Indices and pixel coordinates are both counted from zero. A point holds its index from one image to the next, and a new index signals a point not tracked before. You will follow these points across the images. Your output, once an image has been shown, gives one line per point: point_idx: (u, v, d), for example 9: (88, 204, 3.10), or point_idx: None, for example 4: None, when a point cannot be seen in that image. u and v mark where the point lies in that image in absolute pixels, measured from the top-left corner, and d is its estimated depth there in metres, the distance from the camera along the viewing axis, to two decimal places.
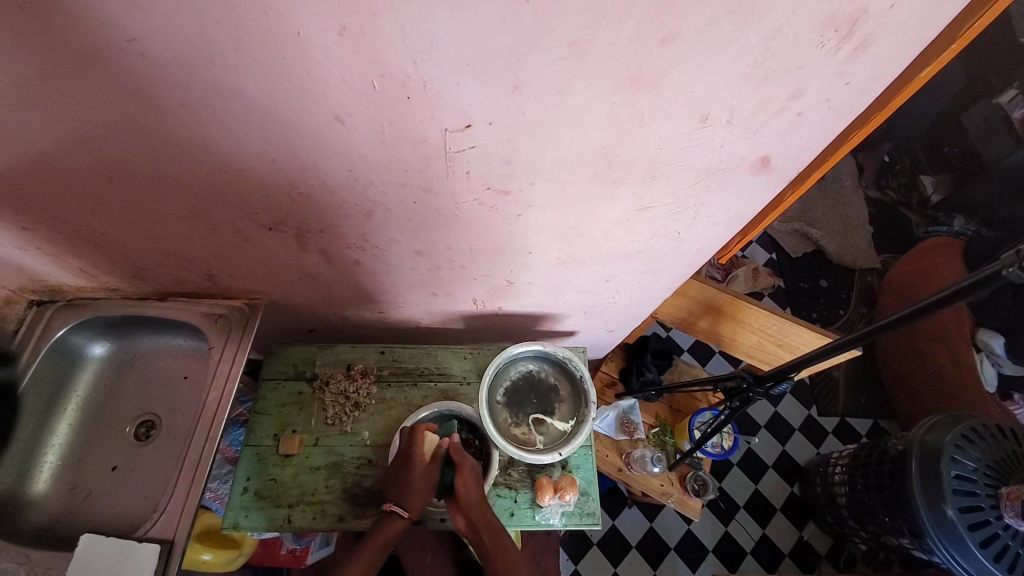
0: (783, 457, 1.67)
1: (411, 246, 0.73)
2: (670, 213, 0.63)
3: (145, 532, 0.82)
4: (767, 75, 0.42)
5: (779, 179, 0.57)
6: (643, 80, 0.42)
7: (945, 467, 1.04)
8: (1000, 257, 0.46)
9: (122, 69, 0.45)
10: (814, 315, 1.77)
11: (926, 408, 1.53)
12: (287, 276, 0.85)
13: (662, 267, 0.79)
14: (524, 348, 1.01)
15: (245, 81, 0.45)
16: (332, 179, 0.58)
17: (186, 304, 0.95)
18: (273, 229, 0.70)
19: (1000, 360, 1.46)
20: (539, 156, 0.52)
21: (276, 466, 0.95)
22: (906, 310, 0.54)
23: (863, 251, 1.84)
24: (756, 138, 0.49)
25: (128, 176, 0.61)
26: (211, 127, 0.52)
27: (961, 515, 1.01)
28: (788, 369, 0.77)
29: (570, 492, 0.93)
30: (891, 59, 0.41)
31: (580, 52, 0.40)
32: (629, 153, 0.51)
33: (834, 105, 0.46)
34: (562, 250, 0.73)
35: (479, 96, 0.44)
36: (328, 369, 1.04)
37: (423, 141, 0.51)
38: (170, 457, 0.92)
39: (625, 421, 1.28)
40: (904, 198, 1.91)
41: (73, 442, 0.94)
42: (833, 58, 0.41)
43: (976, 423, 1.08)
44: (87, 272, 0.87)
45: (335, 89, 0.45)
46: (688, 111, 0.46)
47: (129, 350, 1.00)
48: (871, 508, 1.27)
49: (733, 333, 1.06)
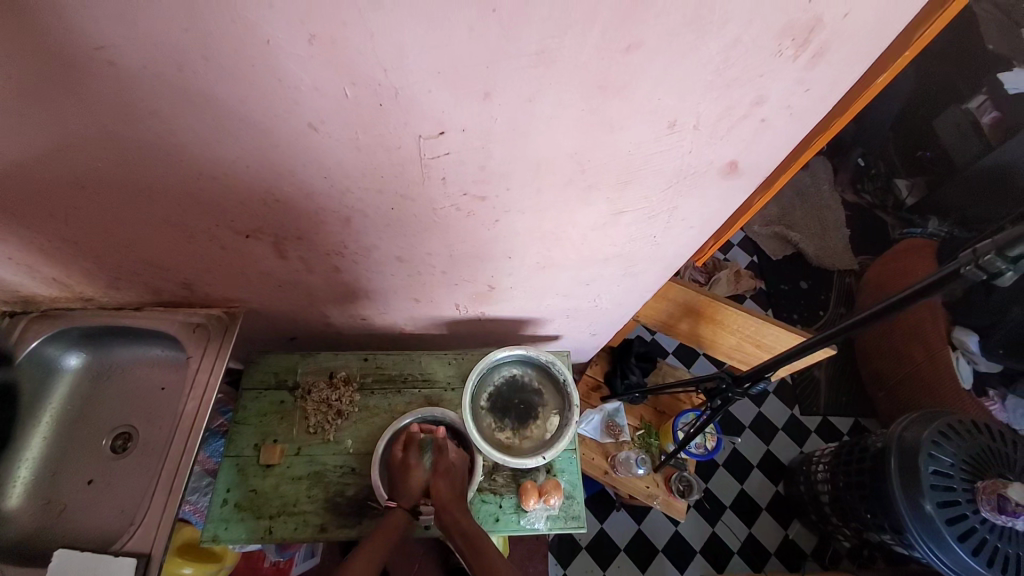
0: (767, 457, 1.69)
1: (392, 252, 0.73)
2: (645, 217, 0.64)
3: (120, 547, 0.80)
4: (729, 83, 0.43)
5: (749, 183, 0.58)
6: (611, 87, 0.43)
7: (922, 464, 1.07)
8: (958, 257, 0.48)
9: (93, 77, 0.45)
10: (795, 316, 1.80)
11: (904, 406, 1.56)
12: (267, 284, 0.84)
13: (641, 270, 0.80)
14: (508, 353, 1.01)
15: (217, 88, 0.45)
16: (309, 185, 0.58)
17: (163, 313, 0.94)
18: (251, 236, 0.69)
19: (976, 358, 1.51)
20: (512, 161, 0.53)
21: (256, 477, 0.94)
22: (873, 308, 0.56)
23: (841, 253, 1.88)
24: (723, 143, 0.51)
25: (100, 184, 0.60)
26: (184, 135, 0.51)
27: (938, 509, 1.03)
28: (765, 368, 0.78)
29: (555, 495, 0.93)
30: (847, 67, 0.43)
31: (547, 60, 0.40)
32: (601, 158, 0.52)
33: (795, 112, 0.47)
34: (542, 255, 0.74)
35: (451, 102, 0.45)
36: (310, 377, 1.03)
37: (398, 148, 0.51)
38: (147, 470, 0.90)
39: (610, 425, 1.29)
40: (879, 202, 1.96)
41: (46, 456, 0.91)
42: (792, 65, 0.42)
43: (953, 419, 1.11)
44: (61, 282, 0.85)
45: (308, 96, 0.45)
46: (656, 117, 0.47)
47: (105, 361, 0.98)
48: (853, 505, 1.29)
49: (713, 335, 1.08)
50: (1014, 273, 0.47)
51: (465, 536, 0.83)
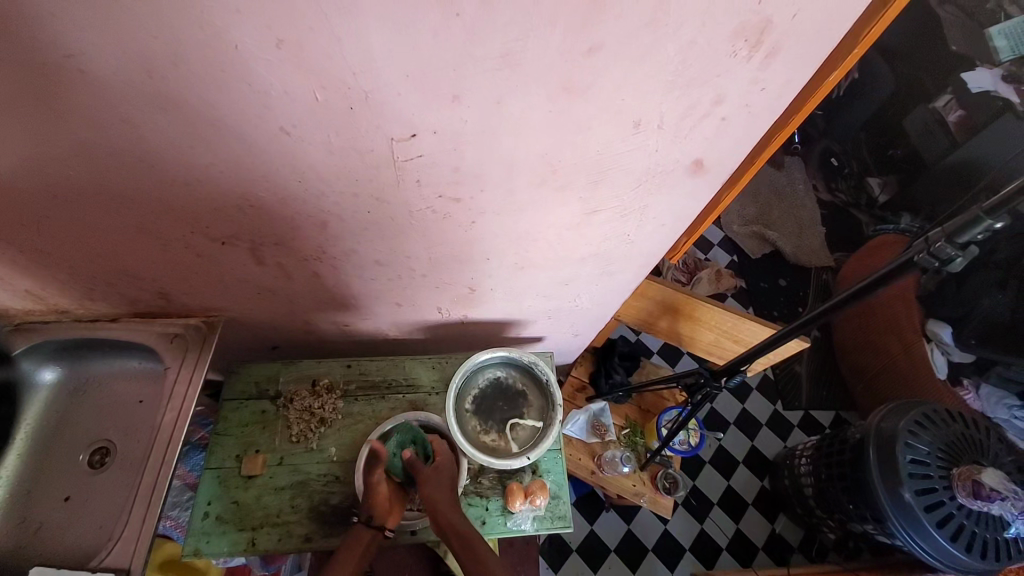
0: (752, 453, 1.71)
1: (371, 256, 0.73)
2: (618, 216, 0.66)
3: (99, 563, 0.79)
4: (688, 83, 0.45)
5: (714, 180, 0.60)
6: (575, 89, 0.45)
7: (900, 453, 1.09)
8: (912, 245, 0.51)
9: (61, 85, 0.45)
10: (775, 313, 1.84)
11: (882, 398, 1.60)
12: (246, 291, 0.84)
13: (618, 269, 0.82)
14: (490, 355, 1.02)
15: (188, 94, 0.46)
16: (284, 190, 0.58)
17: (140, 324, 0.93)
18: (227, 243, 0.69)
19: (949, 348, 1.55)
20: (484, 162, 0.54)
21: (238, 489, 0.93)
22: (841, 295, 0.59)
23: (817, 250, 1.93)
24: (687, 142, 0.53)
25: (72, 193, 0.60)
26: (156, 142, 0.52)
27: (917, 496, 1.06)
28: (739, 361, 0.80)
29: (540, 496, 0.94)
30: (799, 65, 0.45)
31: (512, 63, 0.42)
32: (572, 159, 0.54)
33: (753, 110, 0.49)
34: (519, 255, 0.75)
35: (422, 105, 0.46)
36: (292, 386, 1.02)
37: (371, 151, 0.52)
38: (125, 484, 0.89)
39: (596, 424, 1.30)
40: (853, 200, 2.02)
41: (19, 475, 0.89)
42: (747, 65, 0.44)
43: (927, 408, 1.14)
44: (34, 294, 0.83)
45: (279, 101, 0.46)
46: (622, 117, 0.49)
47: (80, 375, 0.96)
48: (836, 496, 1.32)
49: (692, 332, 1.10)
50: (964, 260, 0.50)
51: (458, 536, 0.79)
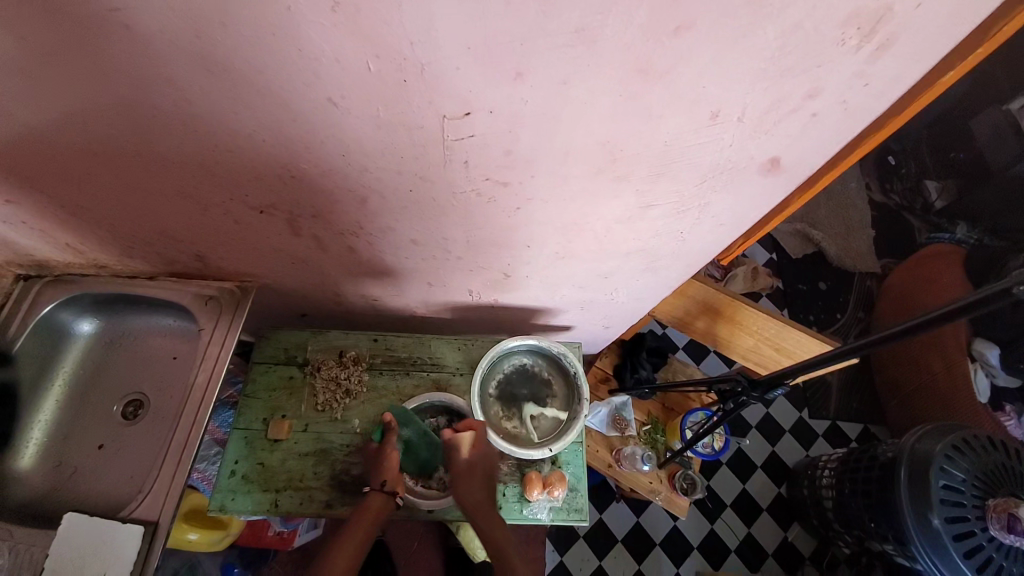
0: (772, 459, 1.67)
1: (408, 235, 0.71)
2: (673, 211, 0.61)
3: (129, 512, 0.81)
4: (783, 72, 0.40)
5: (787, 181, 0.55)
6: (653, 72, 0.40)
7: (934, 478, 1.04)
8: (1010, 274, 0.41)
9: (107, 40, 0.43)
10: (811, 318, 1.76)
11: (918, 416, 1.52)
12: (278, 259, 0.83)
13: (663, 266, 0.78)
14: (519, 342, 1.00)
15: (233, 55, 0.43)
16: (325, 162, 0.56)
17: (175, 283, 0.94)
18: (265, 212, 0.68)
19: (995, 371, 1.45)
20: (541, 145, 0.50)
21: (264, 451, 0.94)
22: (897, 326, 0.51)
23: (865, 255, 1.82)
24: (766, 138, 0.48)
25: (114, 151, 0.59)
26: (196, 104, 0.49)
27: (947, 524, 1.01)
28: (783, 374, 0.75)
29: (559, 487, 0.93)
30: (913, 62, 0.39)
31: (588, 39, 0.38)
32: (634, 148, 0.49)
33: (849, 108, 0.44)
34: (560, 244, 0.71)
35: (480, 82, 0.42)
36: (319, 355, 1.02)
37: (421, 128, 0.49)
38: (157, 438, 0.91)
39: (617, 418, 1.27)
40: (907, 202, 1.87)
41: (58, 420, 0.93)
42: (853, 57, 0.39)
43: (967, 433, 1.07)
44: (74, 248, 0.85)
45: (328, 68, 0.43)
46: (698, 107, 0.44)
47: (117, 329, 0.98)
48: (857, 512, 1.27)
49: (730, 335, 1.05)
50: None
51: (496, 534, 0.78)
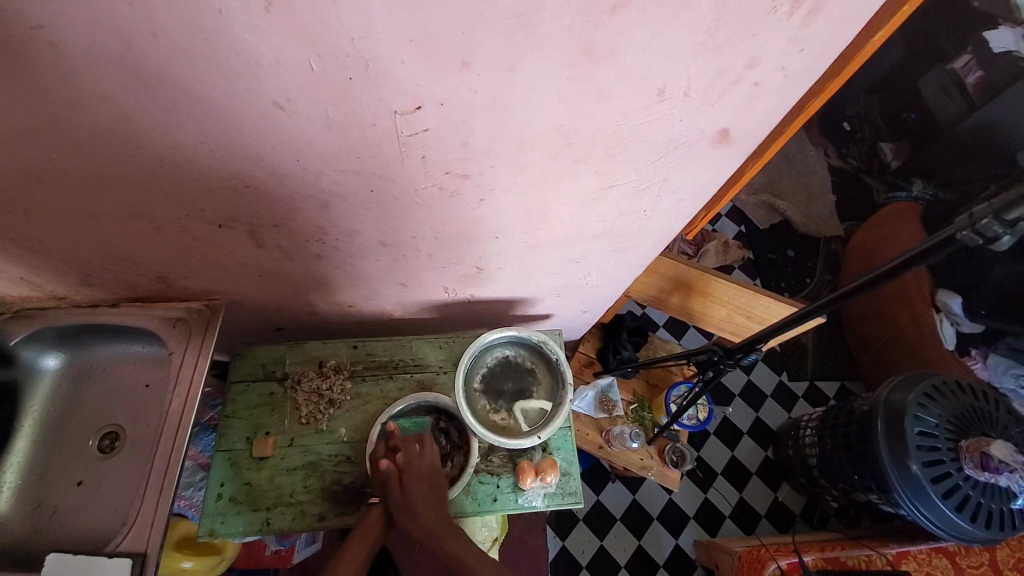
0: (757, 424, 1.72)
1: (375, 237, 0.70)
2: (634, 191, 0.62)
3: (115, 547, 0.79)
4: (721, 44, 0.41)
5: (740, 150, 0.56)
6: (596, 52, 0.41)
7: (909, 425, 1.08)
8: (955, 220, 0.44)
9: (32, 59, 0.41)
10: (782, 285, 1.81)
11: (889, 368, 1.59)
12: (246, 274, 0.81)
13: (632, 246, 0.79)
14: (499, 334, 1.00)
15: (169, 66, 0.42)
16: (280, 168, 0.55)
17: (142, 308, 0.91)
18: (224, 226, 0.66)
19: (958, 319, 1.50)
20: (497, 135, 0.50)
21: (250, 470, 0.93)
22: (860, 279, 0.53)
23: (828, 219, 1.88)
24: (714, 110, 0.49)
25: (56, 176, 0.57)
26: (138, 120, 0.48)
27: (924, 468, 1.06)
28: (757, 339, 0.77)
29: (551, 473, 0.94)
30: (843, 24, 0.40)
31: (528, 24, 0.38)
32: (588, 130, 0.50)
33: (789, 74, 0.45)
34: (530, 233, 0.72)
35: (428, 75, 0.42)
36: (299, 367, 1.01)
37: (374, 126, 0.48)
38: (136, 468, 0.88)
39: (604, 400, 1.29)
40: (865, 165, 1.92)
41: (29, 462, 0.89)
42: (786, 24, 0.40)
43: (937, 380, 1.12)
44: (29, 281, 0.81)
45: (271, 71, 0.42)
46: (645, 84, 0.45)
47: (83, 361, 0.95)
48: (840, 467, 1.32)
49: (704, 308, 1.08)
50: (1012, 239, 0.43)
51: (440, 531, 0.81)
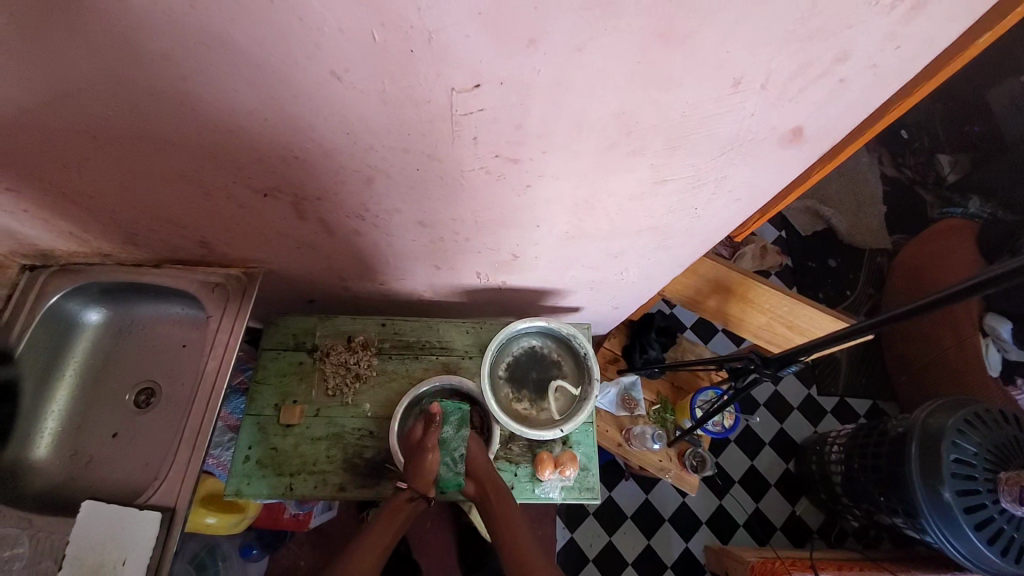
0: (781, 435, 1.67)
1: (414, 216, 0.69)
2: (688, 186, 0.59)
3: (146, 499, 0.82)
4: (810, 35, 0.38)
5: (811, 151, 0.53)
6: (673, 37, 0.38)
7: (945, 452, 1.03)
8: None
9: (99, 15, 0.41)
10: (820, 295, 1.74)
11: (928, 392, 1.52)
12: (285, 245, 0.82)
13: (675, 244, 0.76)
14: (529, 324, 0.99)
15: (231, 30, 0.41)
16: (328, 141, 0.54)
17: (182, 271, 0.93)
18: (268, 196, 0.66)
19: (1006, 346, 1.43)
20: (552, 119, 0.48)
21: (276, 436, 0.95)
22: (917, 301, 0.49)
23: (876, 231, 1.78)
24: (789, 107, 0.46)
25: (111, 134, 0.57)
26: (195, 83, 0.48)
27: (957, 497, 1.01)
28: (797, 352, 0.73)
29: (570, 467, 0.92)
30: (948, 22, 0.37)
31: (604, 1, 0.35)
32: (649, 120, 0.48)
33: (880, 72, 0.42)
34: (571, 224, 0.70)
35: (491, 52, 0.40)
36: (328, 340, 1.02)
37: (428, 103, 0.47)
38: (170, 424, 0.92)
39: (626, 398, 1.27)
40: (920, 177, 1.80)
41: (70, 410, 0.93)
42: (886, 18, 0.36)
43: (980, 407, 1.06)
44: (78, 236, 0.84)
45: (332, 41, 0.41)
46: (721, 73, 0.42)
47: (126, 317, 0.98)
48: (866, 487, 1.27)
49: (742, 313, 1.04)
50: None
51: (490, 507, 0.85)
